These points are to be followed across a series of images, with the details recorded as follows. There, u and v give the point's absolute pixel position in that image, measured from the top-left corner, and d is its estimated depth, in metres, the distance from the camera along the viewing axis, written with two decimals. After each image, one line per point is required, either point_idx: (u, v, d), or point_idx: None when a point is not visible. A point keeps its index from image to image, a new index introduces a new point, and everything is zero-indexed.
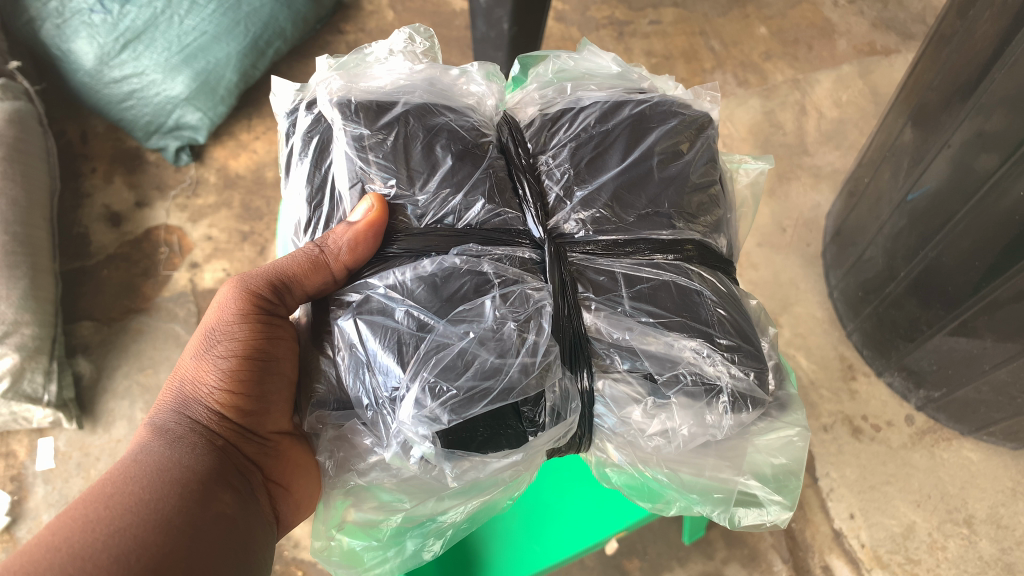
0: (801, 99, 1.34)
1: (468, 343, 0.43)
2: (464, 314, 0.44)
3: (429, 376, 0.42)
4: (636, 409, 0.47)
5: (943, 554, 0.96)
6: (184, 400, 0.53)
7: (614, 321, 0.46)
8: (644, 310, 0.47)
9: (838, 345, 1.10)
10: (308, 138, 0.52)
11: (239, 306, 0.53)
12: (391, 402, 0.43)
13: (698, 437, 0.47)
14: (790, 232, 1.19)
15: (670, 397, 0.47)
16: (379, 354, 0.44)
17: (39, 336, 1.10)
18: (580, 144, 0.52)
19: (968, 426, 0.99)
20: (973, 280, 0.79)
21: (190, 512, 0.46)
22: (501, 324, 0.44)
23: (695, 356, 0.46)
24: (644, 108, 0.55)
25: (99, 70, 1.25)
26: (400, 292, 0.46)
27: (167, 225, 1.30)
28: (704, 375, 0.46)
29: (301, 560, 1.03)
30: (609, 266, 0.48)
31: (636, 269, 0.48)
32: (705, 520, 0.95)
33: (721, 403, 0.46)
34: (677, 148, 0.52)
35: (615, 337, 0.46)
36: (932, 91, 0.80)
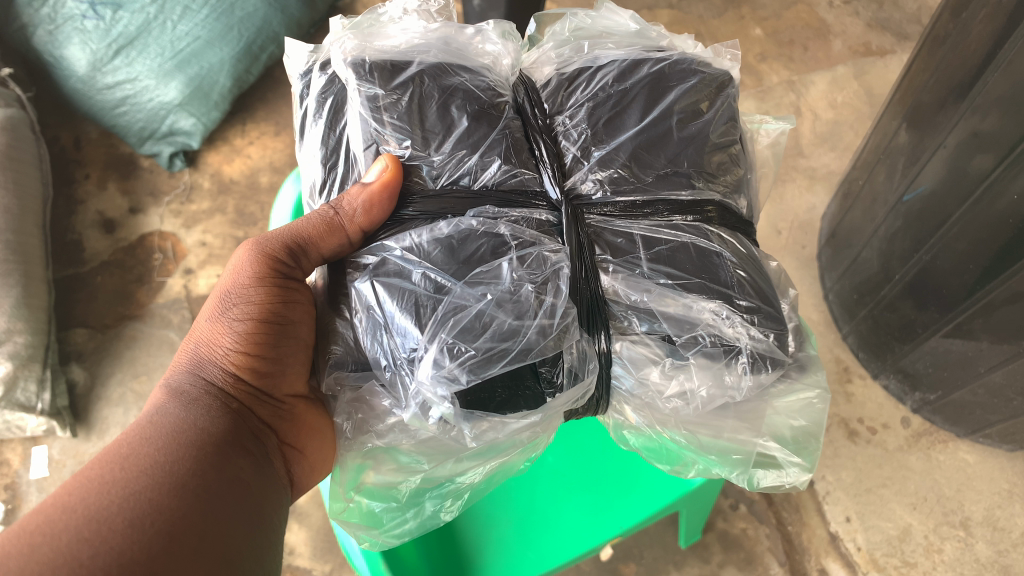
0: (796, 101, 1.34)
1: (485, 304, 0.43)
2: (481, 276, 0.44)
3: (447, 337, 0.42)
4: (654, 370, 0.47)
5: (939, 556, 0.96)
6: (199, 362, 0.53)
7: (632, 283, 0.46)
8: (662, 271, 0.46)
9: (833, 348, 1.09)
10: (322, 99, 0.51)
11: (255, 268, 0.53)
12: (409, 363, 0.43)
13: (716, 397, 0.48)
14: (785, 234, 1.19)
15: (688, 357, 0.47)
16: (397, 316, 0.43)
17: (32, 344, 1.09)
18: (598, 103, 0.51)
19: (964, 429, 0.99)
20: (968, 283, 0.79)
21: (205, 475, 0.46)
22: (518, 286, 0.44)
23: (713, 317, 0.46)
24: (663, 66, 0.53)
25: (92, 75, 1.25)
26: (416, 254, 0.45)
27: (161, 231, 1.30)
28: (723, 336, 0.46)
29: (296, 566, 1.02)
30: (626, 227, 0.48)
31: (655, 231, 0.48)
32: (700, 525, 0.96)
33: (739, 363, 0.47)
34: (697, 106, 0.52)
35: (633, 299, 0.46)
36: (927, 92, 0.80)
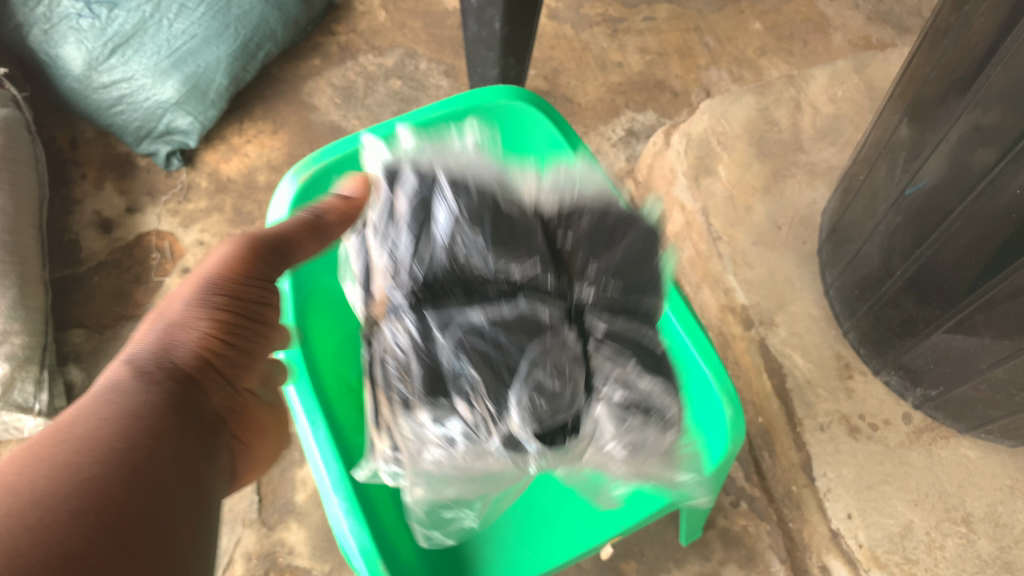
0: (796, 96, 1.28)
1: (549, 369, 0.50)
2: (545, 340, 0.50)
3: (530, 392, 0.49)
4: (610, 427, 0.56)
5: (941, 553, 0.95)
6: (165, 338, 0.50)
7: (609, 361, 0.55)
8: (626, 354, 0.55)
9: (834, 344, 1.08)
10: (408, 198, 0.54)
11: (238, 260, 0.54)
12: (497, 408, 0.50)
13: (640, 451, 0.59)
14: (785, 230, 1.17)
15: (628, 421, 0.56)
16: (481, 369, 0.50)
17: (28, 345, 1.08)
18: (596, 227, 0.55)
19: (965, 425, 0.98)
20: (970, 278, 0.78)
21: (172, 440, 0.44)
22: (563, 348, 0.51)
23: (653, 390, 0.57)
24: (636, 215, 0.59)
25: (88, 75, 1.25)
26: (492, 322, 0.50)
27: (158, 230, 1.29)
28: (654, 403, 0.57)
29: (296, 566, 1.02)
30: (604, 321, 0.54)
31: (621, 325, 0.55)
32: (701, 524, 0.95)
33: (660, 423, 0.58)
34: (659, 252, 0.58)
35: (609, 371, 0.55)
36: (928, 86, 0.80)
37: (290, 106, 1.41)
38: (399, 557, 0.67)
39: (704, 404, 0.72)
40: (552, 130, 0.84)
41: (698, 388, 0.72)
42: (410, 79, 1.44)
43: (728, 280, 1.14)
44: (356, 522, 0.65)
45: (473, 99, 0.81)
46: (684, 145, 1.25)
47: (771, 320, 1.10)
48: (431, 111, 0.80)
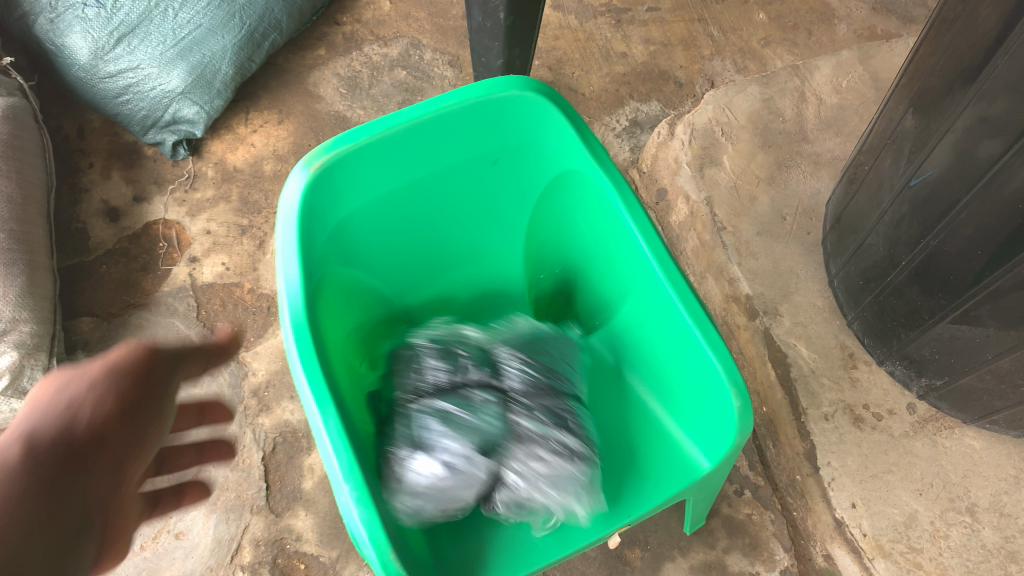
0: (800, 86, 1.28)
1: (468, 432, 0.72)
2: (459, 419, 0.73)
3: (456, 445, 0.71)
4: (540, 460, 0.72)
5: (945, 542, 0.95)
6: (61, 414, 0.51)
7: (516, 419, 0.75)
8: (534, 413, 0.75)
9: (838, 334, 1.08)
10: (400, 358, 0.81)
11: (141, 359, 0.58)
12: (443, 460, 0.70)
13: (582, 476, 0.72)
14: (790, 221, 1.17)
15: (545, 450, 0.72)
16: (427, 440, 0.71)
17: (38, 333, 1.08)
18: (500, 358, 0.80)
19: (970, 414, 0.98)
20: (976, 269, 0.79)
21: (36, 533, 0.45)
22: (474, 422, 0.73)
23: (564, 430, 0.74)
24: (541, 339, 0.83)
25: (94, 64, 1.25)
26: (426, 418, 0.73)
27: (165, 219, 1.30)
28: (562, 434, 0.73)
29: (304, 553, 1.03)
30: (515, 406, 0.76)
31: (543, 399, 0.76)
32: (705, 510, 0.93)
33: (571, 445, 0.73)
34: (551, 360, 0.81)
35: (515, 429, 0.74)
36: (933, 76, 0.80)
37: (296, 96, 1.41)
38: (409, 549, 0.64)
39: (713, 395, 0.68)
40: (564, 123, 0.76)
41: (709, 378, 0.68)
42: (415, 69, 1.44)
43: (733, 270, 1.14)
44: (365, 511, 0.59)
45: (485, 88, 0.73)
46: (689, 135, 1.24)
47: (775, 310, 1.10)
48: (444, 100, 0.72)
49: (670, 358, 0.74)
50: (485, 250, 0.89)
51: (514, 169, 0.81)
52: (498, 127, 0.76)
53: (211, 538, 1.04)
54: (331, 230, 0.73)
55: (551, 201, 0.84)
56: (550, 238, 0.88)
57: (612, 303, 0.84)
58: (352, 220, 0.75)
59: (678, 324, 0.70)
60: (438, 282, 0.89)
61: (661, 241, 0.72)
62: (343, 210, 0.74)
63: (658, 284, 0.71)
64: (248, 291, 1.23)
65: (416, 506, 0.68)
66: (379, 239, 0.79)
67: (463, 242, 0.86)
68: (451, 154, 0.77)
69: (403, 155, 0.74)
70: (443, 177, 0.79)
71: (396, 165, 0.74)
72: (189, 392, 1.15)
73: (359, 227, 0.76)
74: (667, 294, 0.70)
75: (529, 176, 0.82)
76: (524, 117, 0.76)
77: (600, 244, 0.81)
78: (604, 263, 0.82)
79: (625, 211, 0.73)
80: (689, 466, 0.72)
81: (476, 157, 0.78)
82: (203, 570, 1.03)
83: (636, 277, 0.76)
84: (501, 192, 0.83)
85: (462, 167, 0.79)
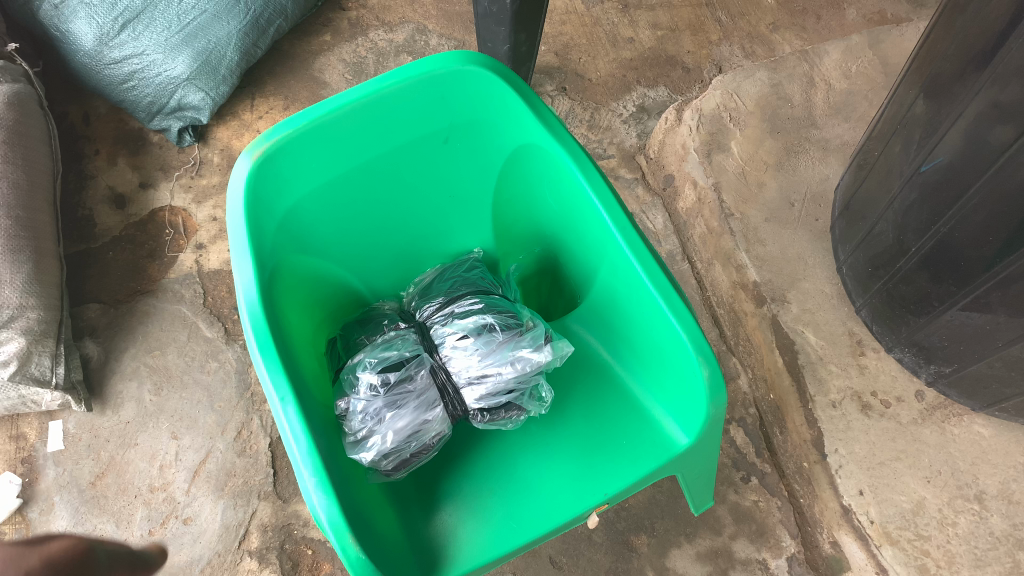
0: (809, 71, 1.27)
1: (405, 366, 0.72)
2: (394, 360, 0.72)
3: (395, 378, 0.70)
4: (478, 346, 0.72)
5: (953, 530, 0.94)
6: None
7: (444, 328, 0.75)
8: (458, 316, 0.75)
9: (846, 321, 1.08)
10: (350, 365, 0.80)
11: None
12: (393, 394, 0.70)
13: (524, 338, 0.72)
14: (798, 207, 1.17)
15: (480, 336, 0.72)
16: (365, 389, 0.70)
17: (45, 320, 1.08)
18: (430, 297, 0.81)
19: (979, 402, 0.97)
20: (987, 256, 0.78)
21: None
22: (407, 358, 0.73)
23: (491, 313, 0.74)
24: (459, 267, 0.86)
25: (99, 50, 1.25)
26: (359, 372, 0.72)
27: (172, 206, 1.30)
28: (490, 317, 0.73)
29: (311, 538, 1.03)
30: (441, 319, 0.76)
31: (463, 305, 0.76)
32: (708, 487, 0.78)
33: (501, 322, 0.73)
34: (470, 275, 0.84)
35: (448, 333, 0.74)
36: (945, 61, 0.79)
37: (302, 82, 1.41)
38: (376, 530, 0.65)
39: (684, 367, 0.70)
40: (520, 103, 0.74)
41: (679, 350, 0.69)
42: (420, 55, 1.44)
43: (740, 256, 1.14)
44: (325, 496, 0.59)
45: (427, 65, 0.70)
46: (697, 121, 1.23)
47: (782, 297, 1.10)
48: (390, 79, 0.69)
49: (639, 330, 0.76)
50: (449, 232, 0.86)
51: (470, 147, 0.78)
52: (447, 105, 0.73)
53: (218, 524, 1.05)
54: (281, 219, 0.71)
55: (512, 177, 0.82)
56: (515, 214, 0.86)
57: (583, 278, 0.84)
58: (304, 207, 0.72)
59: (645, 296, 0.71)
60: (404, 266, 0.87)
61: (626, 215, 0.72)
62: (293, 197, 0.71)
63: (624, 259, 0.72)
64: None
65: (377, 433, 0.68)
66: (336, 227, 0.76)
67: (425, 226, 0.84)
68: (402, 137, 0.74)
69: (350, 136, 0.71)
70: (398, 161, 0.76)
71: (346, 149, 0.72)
72: (196, 378, 1.15)
73: (313, 215, 0.74)
74: (633, 267, 0.71)
75: (486, 154, 0.79)
76: (475, 94, 0.73)
77: (567, 219, 0.80)
78: (572, 239, 0.81)
79: (587, 188, 0.73)
80: (668, 442, 0.74)
81: (427, 137, 0.75)
82: (211, 556, 1.03)
83: (603, 252, 0.76)
84: (459, 172, 0.80)
85: (415, 150, 0.76)
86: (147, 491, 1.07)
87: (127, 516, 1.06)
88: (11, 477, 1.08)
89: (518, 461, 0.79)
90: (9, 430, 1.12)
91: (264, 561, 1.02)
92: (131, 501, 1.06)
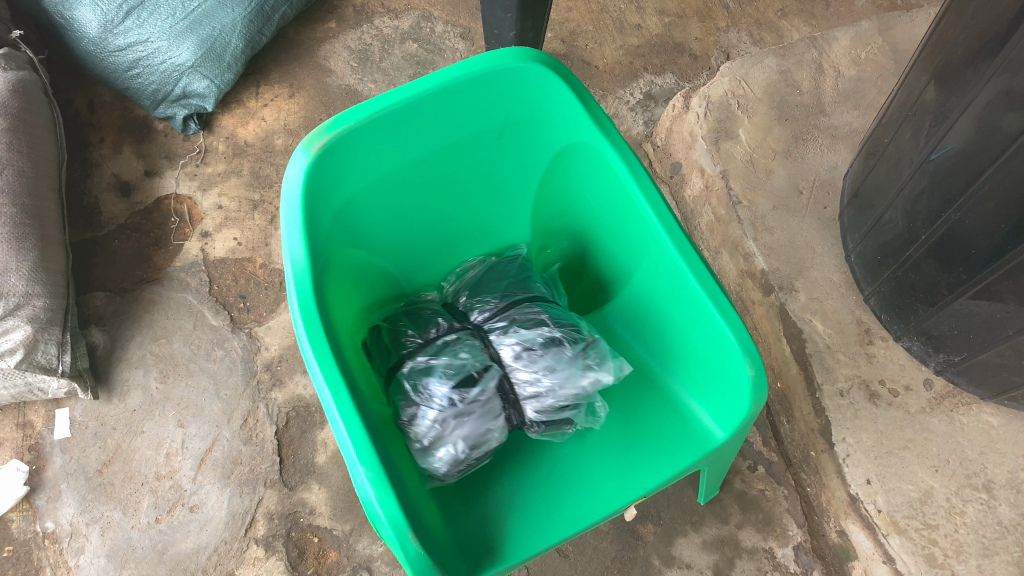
0: (818, 58, 1.26)
1: (481, 376, 0.70)
2: (466, 368, 0.70)
3: (475, 390, 0.69)
4: (555, 361, 0.71)
5: (961, 519, 0.93)
6: None
7: (508, 336, 0.74)
8: (522, 325, 0.74)
9: (854, 310, 1.07)
10: None
11: None
12: (477, 406, 0.69)
13: (598, 356, 0.72)
14: (806, 195, 1.15)
15: (554, 350, 0.72)
16: (444, 400, 0.68)
17: (51, 308, 1.08)
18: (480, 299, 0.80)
19: (988, 391, 0.96)
20: (998, 243, 0.77)
21: None
22: (478, 365, 0.71)
23: (557, 324, 0.74)
24: (506, 264, 0.84)
25: (104, 37, 1.24)
26: (433, 380, 0.69)
27: (177, 194, 1.29)
28: (557, 328, 0.73)
29: (317, 526, 1.03)
30: (500, 324, 0.76)
31: (523, 312, 0.76)
32: (718, 480, 0.93)
33: (572, 335, 0.72)
34: (524, 275, 0.82)
35: (516, 343, 0.73)
36: (957, 48, 0.78)
37: (307, 70, 1.40)
38: (428, 526, 0.61)
39: (728, 365, 0.68)
40: (573, 100, 0.74)
41: (724, 350, 0.67)
42: (426, 42, 1.43)
43: (748, 245, 1.13)
44: (382, 490, 0.57)
45: (491, 61, 0.69)
46: (704, 108, 1.22)
47: (790, 286, 1.09)
48: (447, 74, 0.69)
49: (678, 329, 0.74)
50: (491, 227, 0.86)
51: (519, 143, 0.78)
52: (502, 101, 0.73)
53: (225, 512, 1.05)
54: (334, 212, 0.70)
55: (557, 173, 0.81)
56: (555, 212, 0.85)
57: (618, 277, 0.83)
58: (355, 200, 0.72)
59: (690, 297, 0.69)
60: (441, 261, 0.86)
61: (673, 216, 0.71)
62: (346, 190, 0.70)
63: (669, 258, 0.71)
64: (260, 266, 1.23)
65: (447, 446, 0.68)
66: (383, 220, 0.76)
67: (469, 220, 0.83)
68: (453, 131, 0.73)
69: (414, 126, 0.70)
70: (448, 155, 0.75)
71: (399, 144, 0.71)
72: (202, 366, 1.15)
73: (363, 208, 0.73)
74: (678, 267, 0.69)
75: (534, 150, 0.79)
76: (528, 90, 0.73)
77: (609, 218, 0.79)
78: (613, 237, 0.80)
79: (635, 187, 0.72)
80: (704, 435, 0.72)
81: (479, 132, 0.75)
82: (217, 543, 1.03)
83: (645, 249, 0.75)
84: (506, 168, 0.80)
85: (466, 144, 0.75)
86: (154, 479, 1.07)
87: (134, 503, 1.06)
88: (19, 464, 1.08)
89: (555, 454, 0.78)
90: (16, 417, 1.12)
91: (271, 548, 1.02)
92: (137, 489, 1.07)
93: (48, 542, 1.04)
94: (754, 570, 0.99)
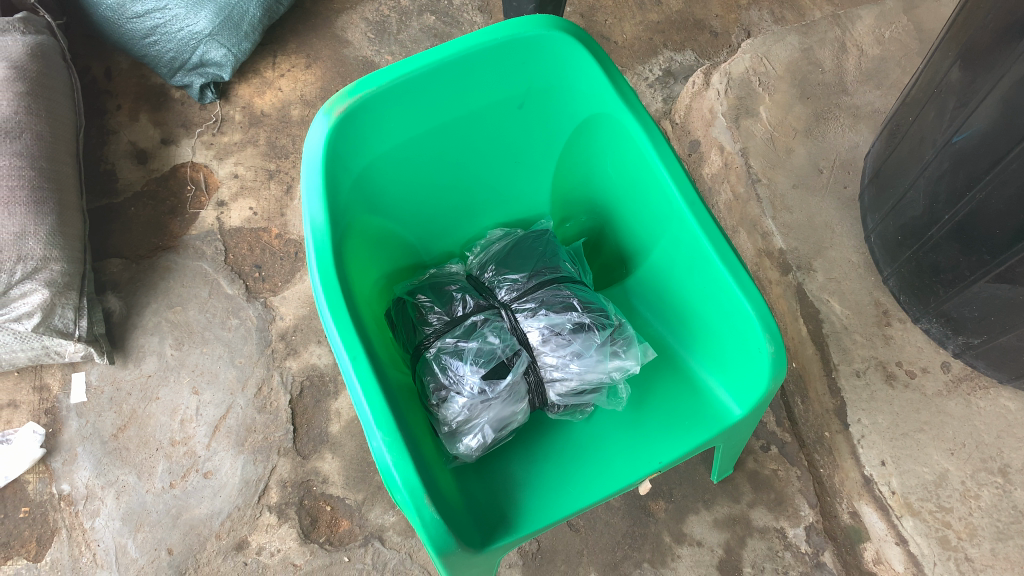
0: (841, 37, 1.24)
1: (513, 365, 0.69)
2: (498, 357, 0.69)
3: (510, 381, 0.69)
4: (587, 351, 0.70)
5: (976, 502, 0.93)
6: None
7: (537, 320, 0.72)
8: (551, 308, 0.72)
9: (873, 291, 1.06)
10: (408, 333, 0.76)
11: None
12: (510, 396, 0.69)
13: (626, 344, 0.72)
14: (826, 174, 1.14)
15: (585, 339, 0.70)
16: (479, 391, 0.68)
17: (68, 272, 1.08)
18: (503, 271, 0.77)
19: (1007, 374, 0.95)
20: (1020, 224, 0.76)
21: None
22: (508, 352, 0.70)
23: (586, 309, 0.72)
24: (530, 235, 0.81)
25: (122, 4, 1.24)
26: (467, 370, 0.68)
27: (193, 162, 1.29)
28: (588, 313, 0.71)
29: (330, 495, 1.04)
30: (527, 304, 0.73)
31: (551, 293, 0.73)
32: (732, 462, 0.94)
33: (603, 323, 0.71)
34: (549, 246, 0.79)
35: (546, 329, 0.71)
36: (985, 27, 0.77)
37: (323, 40, 1.39)
38: (444, 493, 0.61)
39: (748, 341, 0.67)
40: (597, 70, 0.73)
41: (743, 326, 0.67)
42: (444, 15, 1.42)
43: (766, 224, 1.12)
44: (399, 456, 0.57)
45: (515, 28, 0.69)
46: (724, 86, 1.21)
47: (808, 265, 1.08)
48: (470, 40, 0.68)
49: (696, 304, 0.74)
50: (512, 199, 0.85)
51: (540, 114, 0.77)
52: (524, 69, 0.72)
53: (238, 479, 1.06)
54: (354, 177, 0.70)
55: (579, 145, 0.80)
56: (576, 185, 0.85)
57: (638, 251, 0.82)
58: (376, 166, 0.72)
59: (710, 271, 0.68)
60: (459, 232, 0.85)
61: (694, 189, 0.70)
62: (367, 155, 0.70)
63: (690, 233, 0.70)
64: (275, 237, 1.23)
65: (476, 431, 0.69)
66: (403, 188, 0.75)
67: (489, 191, 0.83)
68: (476, 99, 0.73)
69: (434, 94, 0.70)
70: (469, 124, 0.75)
71: (421, 110, 0.71)
72: (217, 334, 1.15)
73: (384, 175, 0.73)
74: (699, 242, 0.69)
75: (556, 121, 0.78)
76: (551, 59, 0.72)
77: (629, 191, 0.78)
78: (632, 210, 0.79)
79: (657, 159, 0.71)
80: (720, 412, 0.72)
81: (501, 101, 0.74)
82: (231, 509, 1.04)
83: (666, 224, 0.74)
84: (527, 139, 0.79)
85: (487, 112, 0.75)
86: (169, 445, 1.08)
87: (148, 468, 1.07)
88: (35, 427, 1.09)
89: (570, 428, 0.78)
90: (33, 380, 1.13)
91: (284, 515, 1.03)
92: (152, 454, 1.08)
93: (63, 504, 1.04)
94: (765, 549, 0.99)
